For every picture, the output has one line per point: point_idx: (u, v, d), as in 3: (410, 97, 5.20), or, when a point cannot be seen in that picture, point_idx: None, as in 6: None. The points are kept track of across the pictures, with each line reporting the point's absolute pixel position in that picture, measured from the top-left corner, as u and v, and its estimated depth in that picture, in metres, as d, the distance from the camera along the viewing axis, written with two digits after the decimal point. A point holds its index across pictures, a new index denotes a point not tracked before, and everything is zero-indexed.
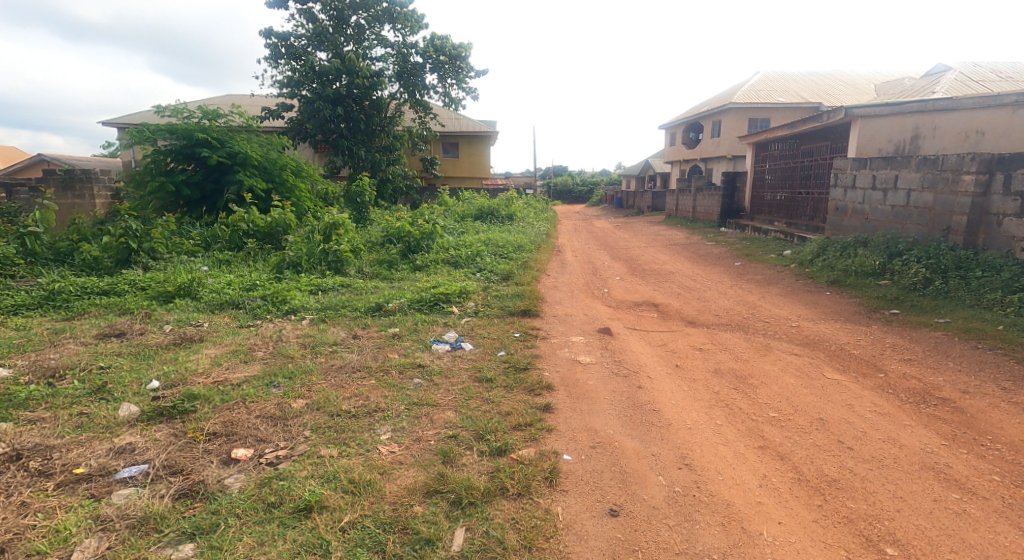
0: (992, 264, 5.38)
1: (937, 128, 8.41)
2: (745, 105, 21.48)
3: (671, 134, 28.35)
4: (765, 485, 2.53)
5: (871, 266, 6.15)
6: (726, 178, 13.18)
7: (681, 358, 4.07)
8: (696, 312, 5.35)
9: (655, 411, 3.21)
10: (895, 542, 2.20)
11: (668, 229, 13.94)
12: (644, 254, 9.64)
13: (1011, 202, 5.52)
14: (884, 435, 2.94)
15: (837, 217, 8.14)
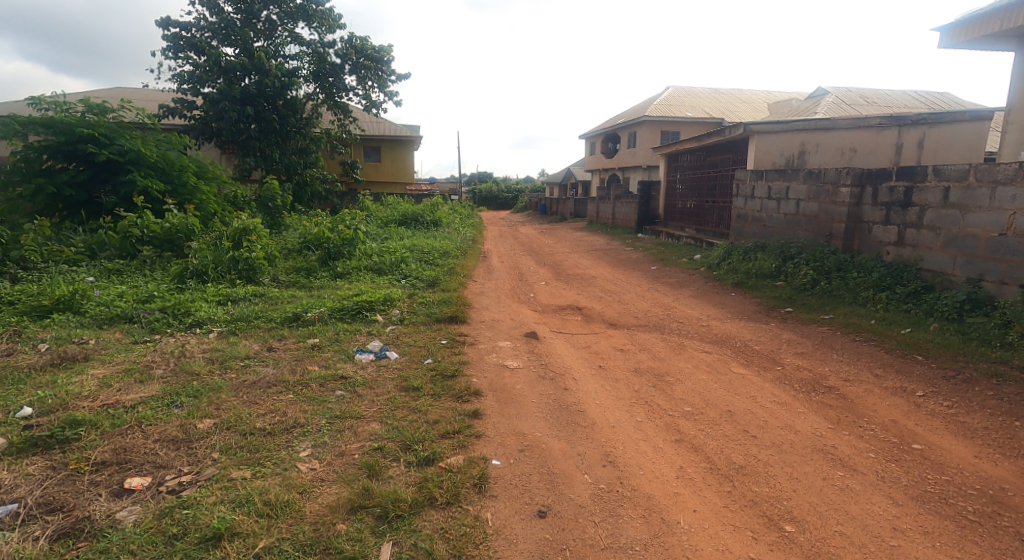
0: (866, 265, 6.10)
1: (820, 145, 9.25)
2: (658, 118, 22.80)
3: (590, 144, 29.54)
4: (682, 476, 2.85)
5: (768, 269, 6.87)
6: (642, 187, 14.01)
7: (604, 359, 4.45)
8: (617, 315, 5.80)
9: (581, 411, 3.54)
10: (792, 519, 2.52)
11: (588, 235, 14.63)
12: (567, 259, 10.13)
13: (878, 211, 6.29)
14: (782, 423, 3.41)
15: (741, 224, 8.97)
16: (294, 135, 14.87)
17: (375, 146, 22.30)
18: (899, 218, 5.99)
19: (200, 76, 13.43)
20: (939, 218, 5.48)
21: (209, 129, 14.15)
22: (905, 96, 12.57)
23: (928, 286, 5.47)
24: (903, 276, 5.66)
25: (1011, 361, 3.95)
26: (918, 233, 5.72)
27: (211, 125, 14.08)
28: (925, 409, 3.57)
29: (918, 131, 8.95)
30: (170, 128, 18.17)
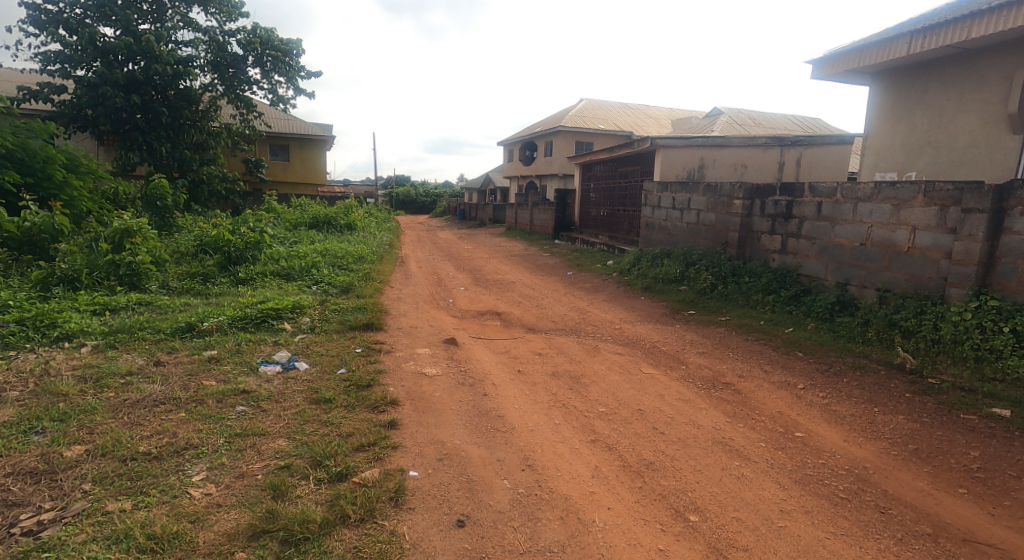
0: (756, 271, 6.72)
1: (716, 160, 10.08)
2: (572, 128, 23.63)
3: (508, 151, 30.10)
4: (596, 475, 3.08)
5: (673, 274, 7.39)
6: (558, 195, 14.54)
7: (523, 363, 4.68)
8: (536, 319, 6.08)
9: (500, 417, 3.71)
10: (694, 509, 2.81)
11: (506, 240, 14.98)
12: (486, 264, 10.36)
13: (765, 222, 6.89)
14: (686, 419, 3.73)
15: (648, 231, 9.56)
16: (188, 128, 14.18)
17: (283, 144, 21.52)
18: (783, 228, 6.59)
19: (71, 56, 12.36)
20: (815, 229, 6.10)
21: (84, 117, 13.01)
22: (788, 121, 13.91)
23: (806, 289, 6.10)
24: (786, 281, 6.30)
25: (873, 355, 4.43)
26: (798, 242, 6.34)
27: (84, 110, 12.88)
28: (805, 399, 3.98)
29: (795, 151, 10.05)
30: (32, 113, 16.61)
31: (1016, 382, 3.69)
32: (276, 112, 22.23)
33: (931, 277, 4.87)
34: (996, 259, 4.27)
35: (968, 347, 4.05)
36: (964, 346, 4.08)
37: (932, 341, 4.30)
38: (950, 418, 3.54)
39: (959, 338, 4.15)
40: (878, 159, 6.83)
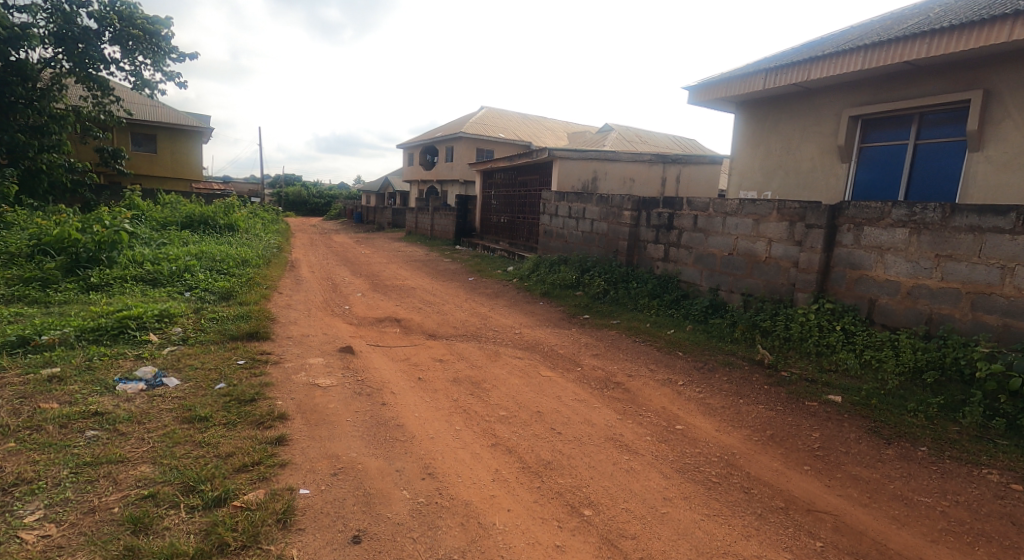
0: (643, 277, 7.23)
1: (607, 173, 10.74)
2: (473, 135, 23.92)
3: (407, 154, 29.86)
4: (496, 479, 3.06)
5: (570, 280, 7.83)
6: (459, 201, 14.75)
7: (423, 371, 4.64)
8: (436, 325, 6.20)
9: (399, 426, 3.60)
10: (589, 504, 2.88)
11: (406, 245, 14.95)
12: (385, 270, 10.31)
13: (651, 232, 7.38)
14: (582, 417, 3.83)
15: (547, 239, 9.94)
16: (21, 107, 12.18)
17: (149, 134, 19.88)
18: (665, 238, 7.14)
19: None
20: (691, 239, 6.70)
21: None
22: (669, 142, 15.18)
23: (685, 294, 6.71)
24: (668, 288, 6.86)
25: (738, 353, 4.95)
26: (678, 251, 6.92)
27: None
28: (684, 394, 4.29)
29: (675, 168, 11.00)
30: None
31: (845, 371, 4.27)
32: (138, 97, 20.47)
33: (782, 283, 5.57)
34: (831, 267, 4.94)
35: (812, 343, 4.66)
36: (808, 343, 4.68)
37: (784, 339, 4.90)
38: (799, 405, 3.96)
39: (804, 336, 4.77)
40: (742, 178, 7.69)
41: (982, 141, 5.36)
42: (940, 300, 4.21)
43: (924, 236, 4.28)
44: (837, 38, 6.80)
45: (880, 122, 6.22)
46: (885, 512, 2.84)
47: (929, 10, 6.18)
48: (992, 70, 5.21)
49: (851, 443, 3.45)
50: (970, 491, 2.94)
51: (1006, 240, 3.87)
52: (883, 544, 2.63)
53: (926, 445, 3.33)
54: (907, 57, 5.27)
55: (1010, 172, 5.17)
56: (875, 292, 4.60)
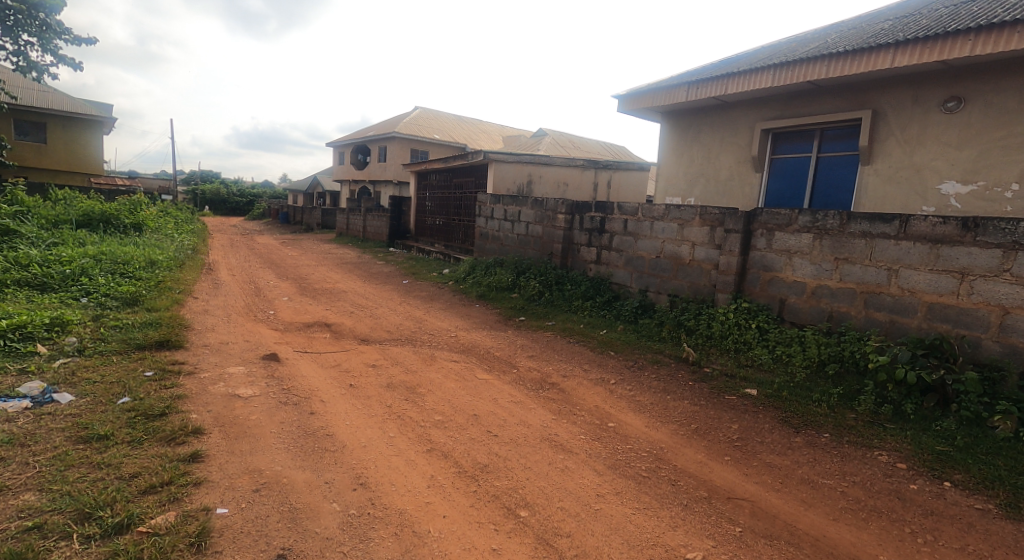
0: (577, 280, 7.42)
1: (542, 177, 10.96)
2: (407, 135, 23.69)
3: (338, 154, 29.17)
4: (432, 485, 3.05)
5: (505, 282, 7.93)
6: (393, 203, 14.58)
7: (355, 378, 4.56)
8: (369, 330, 6.12)
9: (329, 435, 3.52)
10: (525, 505, 2.92)
11: (337, 247, 14.62)
12: (314, 273, 10.04)
13: (584, 235, 7.57)
14: (518, 419, 3.90)
15: (482, 241, 9.97)
16: None
17: (36, 121, 18.43)
18: (597, 241, 7.34)
19: None
20: (621, 243, 6.93)
21: None
22: (601, 149, 15.65)
23: (616, 295, 6.94)
24: (601, 290, 7.07)
25: (666, 351, 5.19)
26: (609, 254, 7.14)
27: None
28: (616, 393, 4.46)
29: (607, 174, 11.38)
30: None
31: (759, 366, 4.59)
32: (26, 81, 18.88)
33: (704, 284, 5.89)
34: (747, 269, 5.29)
35: (731, 341, 4.97)
36: (728, 340, 4.99)
37: (707, 337, 5.18)
38: (720, 400, 4.22)
39: (725, 334, 5.08)
40: (667, 185, 8.06)
41: (873, 156, 5.93)
42: (839, 299, 4.60)
43: (826, 241, 4.67)
44: (751, 56, 7.28)
45: (788, 135, 6.71)
46: (795, 496, 3.06)
47: (828, 35, 6.75)
48: (880, 92, 5.80)
49: (765, 433, 3.71)
50: (864, 471, 3.22)
51: (892, 245, 4.27)
52: (794, 525, 2.82)
53: (828, 432, 3.65)
54: (811, 77, 5.74)
55: (896, 184, 5.76)
56: (784, 293, 4.98)
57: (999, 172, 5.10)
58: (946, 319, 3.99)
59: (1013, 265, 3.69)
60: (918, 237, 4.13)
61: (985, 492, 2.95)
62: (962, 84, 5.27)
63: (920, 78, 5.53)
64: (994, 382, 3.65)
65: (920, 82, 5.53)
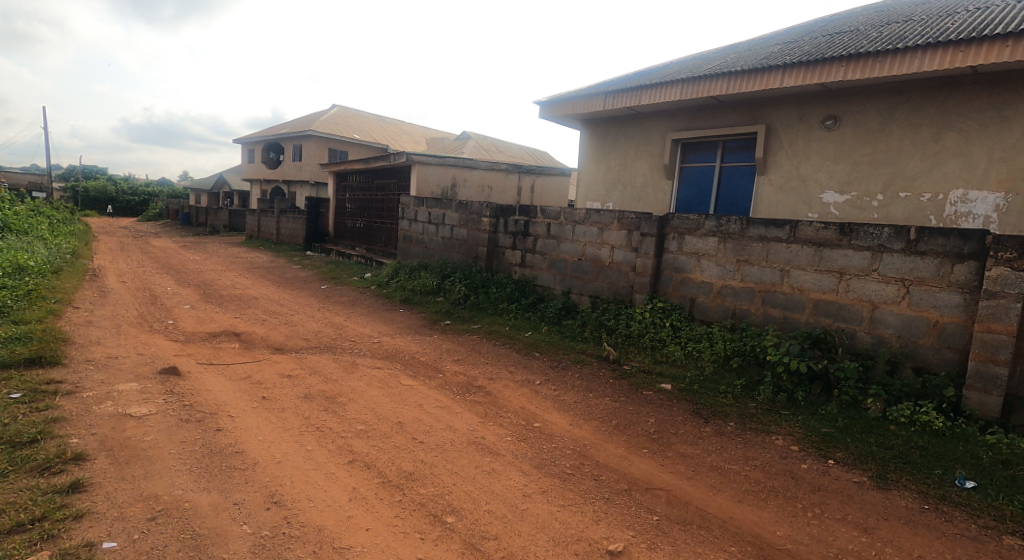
0: (502, 282, 7.51)
1: (466, 180, 10.96)
2: (325, 134, 23.03)
3: (248, 152, 27.82)
4: (354, 498, 3.00)
5: (430, 286, 7.91)
6: (309, 204, 14.13)
7: (268, 389, 4.40)
8: (284, 338, 5.92)
9: (239, 452, 3.38)
10: (452, 511, 2.94)
11: (248, 250, 13.98)
12: (221, 278, 9.54)
13: (509, 238, 7.69)
14: (444, 425, 3.94)
15: (406, 244, 9.85)
16: None
17: None
18: (522, 244, 7.47)
19: None
20: (545, 245, 7.10)
21: None
22: (524, 154, 15.95)
23: (541, 297, 7.10)
24: (526, 291, 7.21)
25: (588, 351, 5.39)
26: (533, 256, 7.30)
27: None
28: (541, 393, 4.59)
29: (530, 178, 11.63)
30: None
31: (673, 362, 4.88)
32: None
33: (623, 285, 6.15)
34: (661, 271, 5.60)
35: (647, 339, 5.23)
36: (645, 338, 5.25)
37: (626, 336, 5.43)
38: (638, 395, 4.45)
39: (642, 332, 5.34)
40: (588, 190, 8.35)
41: (767, 167, 6.45)
42: (741, 298, 4.97)
43: (730, 244, 5.04)
44: (661, 70, 7.70)
45: (696, 145, 7.14)
46: (705, 482, 3.29)
47: (729, 54, 7.26)
48: (773, 108, 6.31)
49: (679, 424, 3.96)
50: (764, 455, 3.52)
51: (784, 247, 4.67)
52: (704, 509, 3.03)
53: (733, 420, 3.95)
54: (712, 92, 6.17)
55: (787, 193, 6.30)
56: (694, 292, 5.32)
57: (870, 183, 5.70)
58: (828, 313, 4.42)
59: (880, 266, 4.14)
60: (806, 241, 4.55)
61: (861, 467, 3.31)
62: (838, 105, 5.85)
63: (805, 97, 6.07)
64: (868, 369, 4.08)
65: (805, 100, 6.07)
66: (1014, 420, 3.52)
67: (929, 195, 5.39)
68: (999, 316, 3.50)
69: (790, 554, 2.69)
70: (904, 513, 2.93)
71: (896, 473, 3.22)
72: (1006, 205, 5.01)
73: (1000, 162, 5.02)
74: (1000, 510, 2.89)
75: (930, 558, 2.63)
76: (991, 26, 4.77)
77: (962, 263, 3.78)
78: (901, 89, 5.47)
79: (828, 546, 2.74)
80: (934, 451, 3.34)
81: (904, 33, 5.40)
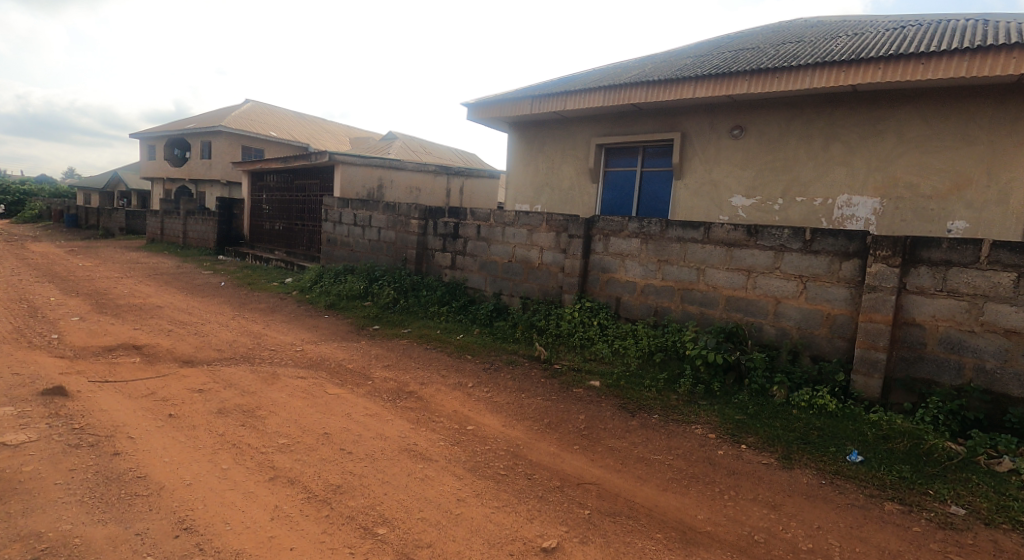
0: (431, 285, 7.49)
1: (393, 181, 10.82)
2: (241, 133, 22.06)
3: (149, 147, 25.99)
4: (276, 516, 2.92)
5: (357, 290, 7.77)
6: (221, 205, 13.45)
7: (176, 406, 4.16)
8: (193, 350, 5.62)
9: (142, 477, 3.19)
10: (384, 522, 2.92)
11: (151, 256, 13.11)
12: (119, 287, 8.89)
13: (439, 240, 7.68)
14: (374, 433, 3.90)
15: (330, 247, 9.60)
16: None
17: None
18: (452, 247, 7.49)
19: None
20: (475, 247, 7.16)
21: None
22: (449, 155, 16.02)
23: (472, 299, 7.14)
24: (457, 294, 7.23)
25: (520, 352, 5.49)
26: (463, 259, 7.33)
27: None
28: (474, 395, 4.64)
29: (459, 180, 11.70)
30: None
31: (601, 359, 5.06)
32: None
33: (552, 286, 6.29)
34: (589, 271, 5.79)
35: (576, 338, 5.39)
36: (575, 337, 5.41)
37: (556, 335, 5.56)
38: (569, 393, 4.59)
39: (571, 332, 5.49)
40: (517, 193, 8.48)
41: (683, 172, 6.79)
42: (662, 296, 5.23)
43: (651, 245, 5.29)
44: (583, 77, 7.95)
45: (619, 150, 7.43)
46: (633, 474, 3.45)
47: (647, 63, 7.60)
48: (687, 117, 6.68)
49: (608, 419, 4.13)
50: (685, 444, 3.73)
51: (700, 247, 4.96)
52: (632, 500, 3.18)
53: (657, 413, 4.15)
54: (632, 101, 6.44)
55: (701, 196, 6.67)
56: (620, 292, 5.54)
57: (773, 187, 6.14)
58: (739, 309, 4.74)
59: (782, 264, 4.48)
60: (718, 241, 4.85)
61: (769, 450, 3.58)
62: (744, 115, 6.26)
63: (715, 107, 6.46)
64: (773, 359, 4.40)
65: (715, 110, 6.46)
66: (892, 399, 3.93)
67: (821, 200, 5.87)
68: (878, 307, 3.88)
69: (711, 535, 2.87)
70: (806, 489, 3.20)
71: (798, 453, 3.51)
72: (882, 209, 5.55)
73: (877, 170, 5.56)
74: (882, 480, 3.22)
75: (828, 528, 2.88)
76: (871, 49, 5.29)
77: (848, 261, 4.16)
78: (797, 102, 5.93)
79: (741, 525, 2.94)
80: (830, 431, 3.66)
81: (798, 52, 5.89)
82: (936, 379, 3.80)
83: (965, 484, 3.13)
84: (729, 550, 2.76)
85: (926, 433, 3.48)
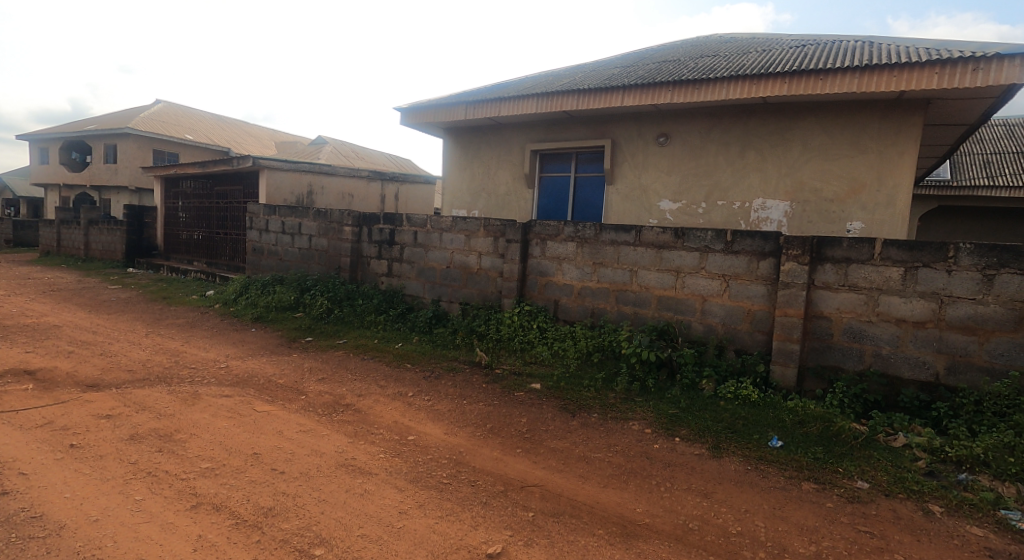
0: (367, 293, 7.38)
1: (324, 187, 10.56)
2: (151, 135, 20.89)
3: (43, 151, 24.05)
4: (200, 546, 2.80)
5: (286, 301, 7.54)
6: (130, 214, 12.64)
7: (79, 436, 3.90)
8: (99, 373, 5.27)
9: (38, 517, 2.97)
10: (320, 542, 2.86)
11: (49, 270, 12.13)
12: (8, 306, 8.18)
13: (373, 247, 7.56)
14: (308, 450, 3.81)
15: (256, 256, 9.26)
16: None
17: None
18: (388, 253, 7.40)
19: None
20: (412, 254, 7.11)
21: None
22: (380, 159, 15.89)
23: (410, 307, 7.08)
24: (394, 302, 7.15)
25: (461, 358, 5.51)
26: (400, 265, 7.26)
27: None
28: (413, 405, 4.61)
29: (393, 186, 11.60)
30: None
31: (541, 362, 5.14)
32: None
33: (491, 291, 6.34)
34: (527, 275, 5.88)
35: (516, 342, 5.45)
36: (515, 341, 5.47)
37: (496, 340, 5.61)
38: (510, 397, 4.64)
39: (510, 336, 5.55)
40: (453, 198, 8.49)
41: (614, 177, 7.02)
42: (598, 297, 5.38)
43: (586, 248, 5.44)
44: (516, 84, 8.08)
45: (553, 156, 7.59)
46: (575, 473, 3.54)
47: (577, 72, 7.81)
48: (616, 124, 6.91)
49: (549, 421, 4.20)
50: (622, 440, 3.86)
51: (632, 250, 5.15)
52: (572, 498, 3.27)
53: (596, 411, 4.27)
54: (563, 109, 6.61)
55: (631, 201, 6.90)
56: (557, 294, 5.66)
57: (697, 192, 6.45)
58: (669, 307, 4.95)
59: (706, 264, 4.72)
60: (649, 243, 5.05)
61: (699, 441, 3.76)
62: (669, 124, 6.55)
63: (641, 115, 6.72)
64: (701, 355, 4.63)
65: (641, 118, 6.72)
66: (806, 387, 4.22)
67: (739, 203, 6.22)
68: (791, 302, 4.16)
69: (648, 527, 2.99)
70: (734, 475, 3.39)
71: (726, 443, 3.71)
72: (793, 212, 5.95)
73: (788, 176, 5.95)
74: (799, 462, 3.46)
75: (753, 510, 3.07)
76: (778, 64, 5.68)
77: (765, 260, 4.44)
78: (715, 112, 6.27)
79: (676, 514, 3.08)
80: (753, 420, 3.88)
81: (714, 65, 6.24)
82: (842, 366, 4.11)
83: (869, 461, 3.41)
84: (663, 539, 2.89)
85: (835, 416, 3.76)
